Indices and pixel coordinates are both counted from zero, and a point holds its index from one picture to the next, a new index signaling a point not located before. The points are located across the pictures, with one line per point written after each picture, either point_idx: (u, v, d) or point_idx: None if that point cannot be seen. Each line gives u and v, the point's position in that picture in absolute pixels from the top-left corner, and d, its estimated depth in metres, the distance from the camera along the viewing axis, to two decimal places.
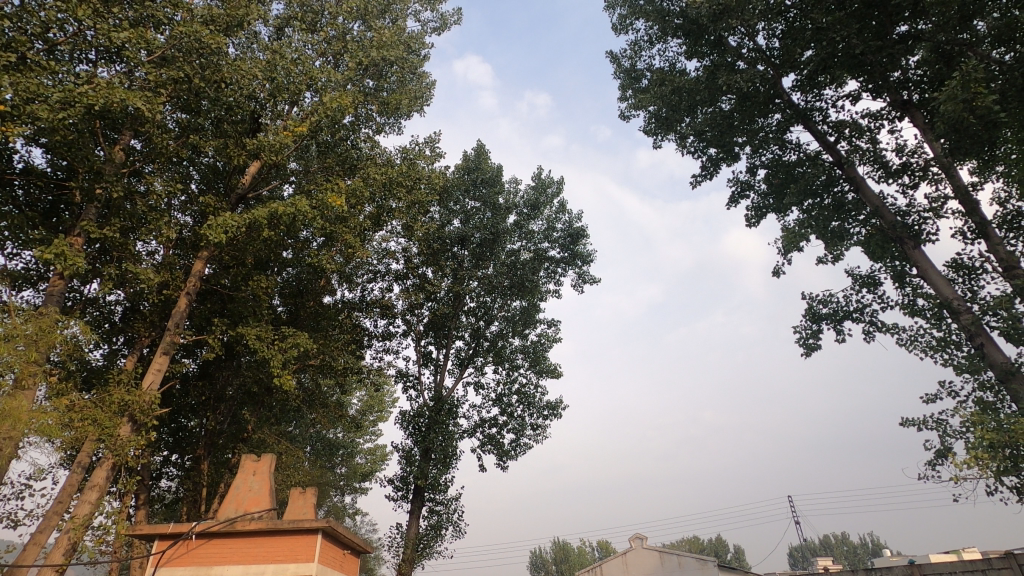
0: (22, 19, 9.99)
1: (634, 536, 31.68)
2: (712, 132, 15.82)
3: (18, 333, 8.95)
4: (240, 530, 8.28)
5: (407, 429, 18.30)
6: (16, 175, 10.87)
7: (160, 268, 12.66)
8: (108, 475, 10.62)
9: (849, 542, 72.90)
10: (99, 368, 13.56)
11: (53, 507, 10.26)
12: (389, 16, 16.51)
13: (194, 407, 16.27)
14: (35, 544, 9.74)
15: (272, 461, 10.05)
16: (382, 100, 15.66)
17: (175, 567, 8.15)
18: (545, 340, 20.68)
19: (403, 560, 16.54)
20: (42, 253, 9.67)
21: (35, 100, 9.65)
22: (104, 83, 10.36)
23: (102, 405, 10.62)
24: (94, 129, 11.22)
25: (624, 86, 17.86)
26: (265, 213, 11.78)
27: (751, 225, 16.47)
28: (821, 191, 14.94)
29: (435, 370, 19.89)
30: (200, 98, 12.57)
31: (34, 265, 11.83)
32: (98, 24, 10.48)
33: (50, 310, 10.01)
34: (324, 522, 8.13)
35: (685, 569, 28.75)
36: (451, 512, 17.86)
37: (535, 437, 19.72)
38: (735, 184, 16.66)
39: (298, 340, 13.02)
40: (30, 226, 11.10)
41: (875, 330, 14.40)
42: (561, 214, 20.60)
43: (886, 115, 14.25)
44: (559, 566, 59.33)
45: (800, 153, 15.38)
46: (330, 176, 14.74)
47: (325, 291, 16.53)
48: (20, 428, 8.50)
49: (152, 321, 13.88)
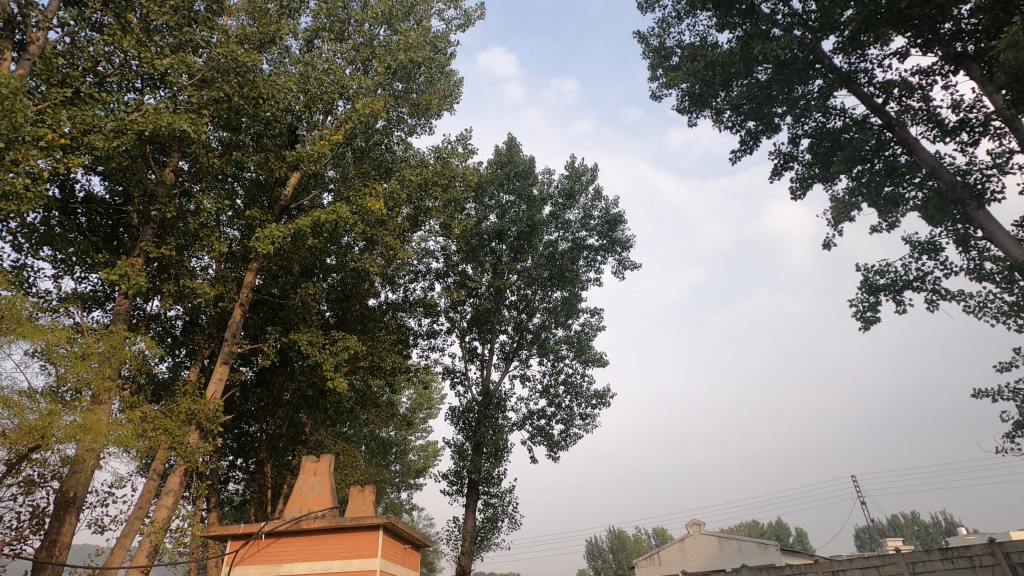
0: (73, 56, 10.73)
1: (690, 522, 31.26)
2: (750, 104, 15.33)
3: (92, 351, 9.66)
4: (306, 528, 8.63)
5: (457, 425, 18.57)
6: (78, 204, 11.80)
7: (214, 282, 13.25)
8: (182, 481, 11.25)
9: (920, 522, 69.94)
10: (165, 381, 14.35)
11: (135, 512, 10.97)
12: (414, 17, 16.54)
13: (254, 413, 17.00)
14: (121, 547, 10.47)
15: (330, 461, 10.40)
16: (413, 102, 15.87)
17: (248, 565, 8.56)
18: (589, 329, 20.61)
19: (462, 552, 16.88)
20: (108, 275, 10.34)
21: (92, 131, 10.32)
22: (151, 110, 10.89)
23: (172, 414, 11.24)
24: (146, 154, 11.89)
25: (654, 66, 17.46)
26: (308, 221, 12.18)
27: (797, 197, 15.92)
28: (871, 156, 14.25)
29: (481, 365, 20.12)
30: (240, 115, 13.15)
31: (101, 286, 12.59)
32: (141, 53, 11.10)
33: (118, 329, 10.68)
34: (383, 518, 8.42)
35: (746, 555, 28.11)
36: (506, 505, 18.08)
37: (585, 426, 19.76)
38: (777, 156, 16.10)
39: (347, 343, 13.42)
40: (95, 250, 11.88)
41: (938, 298, 13.82)
42: (596, 201, 20.40)
43: (938, 70, 13.48)
44: (615, 554, 59.04)
45: (845, 118, 14.74)
46: (368, 181, 14.90)
47: (370, 294, 16.91)
48: (101, 440, 9.16)
49: (211, 333, 14.57)
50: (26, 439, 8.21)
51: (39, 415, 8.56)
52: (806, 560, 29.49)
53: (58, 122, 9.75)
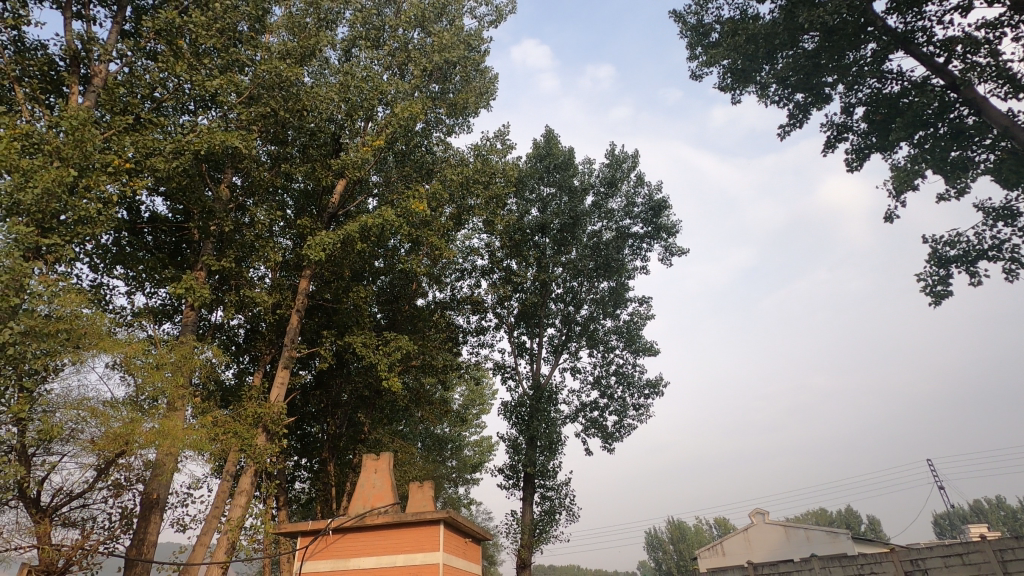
0: (132, 85, 11.41)
1: (754, 512, 30.43)
2: (797, 76, 14.70)
3: (165, 361, 10.27)
4: (370, 524, 8.94)
5: (510, 420, 18.71)
6: (144, 224, 12.56)
7: (272, 290, 13.84)
8: (252, 481, 11.83)
9: (1006, 507, 65.59)
10: (232, 386, 15.08)
11: (212, 511, 11.63)
12: (446, 17, 16.60)
13: (315, 414, 17.67)
14: (202, 544, 11.14)
15: (389, 458, 10.70)
16: (450, 102, 16.05)
17: (318, 560, 8.93)
18: (638, 318, 20.33)
19: (522, 545, 17.04)
20: (176, 289, 10.98)
21: (153, 154, 10.96)
22: (206, 130, 11.43)
23: (240, 418, 11.82)
24: (202, 172, 12.50)
25: (692, 45, 16.97)
26: (356, 226, 12.52)
27: (853, 169, 15.17)
28: (934, 120, 13.41)
29: (531, 360, 20.19)
30: (286, 129, 13.62)
31: (169, 300, 13.33)
32: (193, 77, 11.75)
33: (188, 339, 11.31)
34: (444, 513, 8.62)
35: (815, 544, 27.09)
36: (563, 497, 18.13)
37: (639, 417, 19.53)
38: (830, 128, 15.37)
39: (399, 343, 13.74)
40: (162, 266, 12.61)
41: (1017, 267, 12.88)
42: (639, 187, 20.05)
43: (1007, 22, 12.52)
44: (677, 545, 58.20)
45: (903, 82, 13.92)
46: (410, 184, 15.13)
47: (418, 293, 17.24)
48: (178, 444, 9.74)
49: (271, 339, 15.26)
50: (112, 445, 9.12)
51: (123, 422, 9.24)
52: (881, 549, 28.18)
53: (123, 148, 10.45)
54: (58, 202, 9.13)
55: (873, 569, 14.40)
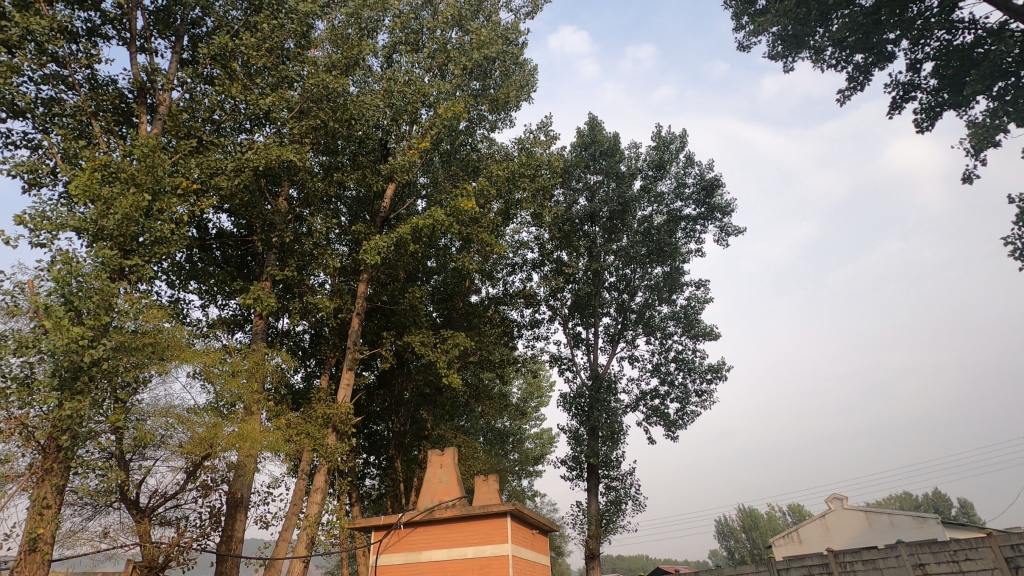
0: (193, 109, 12.12)
1: (831, 497, 29.11)
2: (855, 36, 13.85)
3: (240, 368, 10.89)
4: (439, 517, 9.18)
5: (570, 411, 18.70)
6: (212, 240, 13.31)
7: (333, 295, 14.41)
8: (326, 479, 12.38)
9: None
10: (301, 390, 15.79)
11: (291, 508, 12.27)
12: (483, 14, 16.65)
13: (381, 413, 18.24)
14: (284, 539, 11.79)
15: (454, 454, 10.94)
16: (492, 98, 16.11)
17: (391, 553, 9.24)
18: (696, 302, 19.82)
19: (589, 536, 17.05)
20: (245, 300, 11.62)
21: (217, 174, 11.61)
22: (263, 146, 12.03)
23: (311, 420, 12.38)
24: (261, 187, 13.16)
25: (738, 15, 16.29)
26: (408, 228, 12.83)
27: (923, 130, 14.17)
28: (1015, 69, 12.33)
29: (587, 350, 20.08)
30: (336, 138, 13.88)
31: (239, 310, 14.09)
32: (247, 97, 12.45)
33: (259, 347, 11.96)
34: (510, 505, 8.75)
35: (900, 529, 25.73)
36: (628, 487, 17.98)
37: (701, 403, 19.10)
38: (895, 88, 14.40)
39: (457, 341, 13.95)
40: (231, 278, 13.36)
41: None
42: (689, 168, 19.50)
43: None
44: (749, 534, 56.60)
45: (976, 31, 12.87)
46: (457, 183, 15.32)
47: (471, 290, 17.49)
48: (256, 446, 10.31)
49: (335, 342, 15.91)
50: (199, 449, 9.84)
51: (206, 427, 9.93)
52: (977, 534, 26.39)
53: (189, 170, 11.15)
54: (136, 225, 9.83)
55: (968, 555, 13.55)
